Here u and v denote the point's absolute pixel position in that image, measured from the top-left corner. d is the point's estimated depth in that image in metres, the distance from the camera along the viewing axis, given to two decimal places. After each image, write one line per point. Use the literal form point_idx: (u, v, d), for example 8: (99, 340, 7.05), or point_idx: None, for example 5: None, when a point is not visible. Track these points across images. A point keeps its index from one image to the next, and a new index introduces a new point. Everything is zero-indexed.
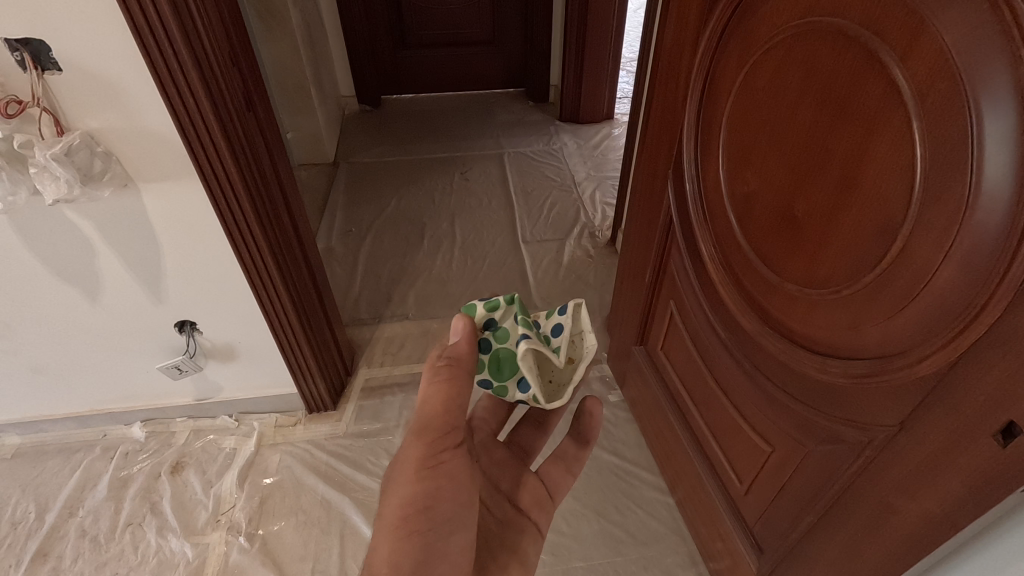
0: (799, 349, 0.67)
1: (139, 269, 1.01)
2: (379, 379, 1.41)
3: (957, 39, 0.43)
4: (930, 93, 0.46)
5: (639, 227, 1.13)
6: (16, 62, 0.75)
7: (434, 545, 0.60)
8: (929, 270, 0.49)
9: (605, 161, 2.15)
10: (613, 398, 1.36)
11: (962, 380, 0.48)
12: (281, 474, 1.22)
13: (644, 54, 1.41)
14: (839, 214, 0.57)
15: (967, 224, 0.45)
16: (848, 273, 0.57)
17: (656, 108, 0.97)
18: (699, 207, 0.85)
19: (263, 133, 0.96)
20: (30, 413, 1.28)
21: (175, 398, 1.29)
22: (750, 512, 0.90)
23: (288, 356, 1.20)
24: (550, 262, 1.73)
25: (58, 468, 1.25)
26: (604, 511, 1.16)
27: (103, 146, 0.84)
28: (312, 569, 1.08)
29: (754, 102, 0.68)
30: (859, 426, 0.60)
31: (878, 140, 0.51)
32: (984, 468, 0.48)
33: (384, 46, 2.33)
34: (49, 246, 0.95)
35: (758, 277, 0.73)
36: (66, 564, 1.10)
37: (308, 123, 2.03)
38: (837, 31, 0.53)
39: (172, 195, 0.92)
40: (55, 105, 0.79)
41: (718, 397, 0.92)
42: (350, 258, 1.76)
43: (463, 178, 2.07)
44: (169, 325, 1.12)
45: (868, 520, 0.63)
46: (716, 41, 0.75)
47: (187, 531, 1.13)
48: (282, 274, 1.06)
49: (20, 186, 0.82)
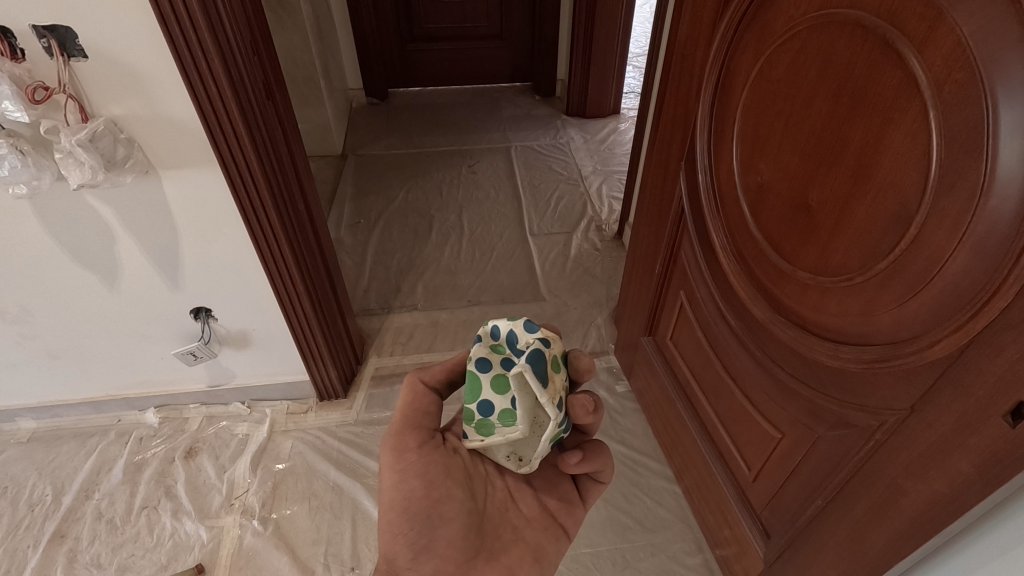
0: (811, 337, 0.68)
1: (156, 256, 1.02)
2: (388, 368, 1.43)
3: (975, 29, 0.44)
4: (947, 82, 0.47)
5: (648, 219, 1.14)
6: (44, 49, 0.76)
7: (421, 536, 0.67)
8: (943, 256, 0.50)
9: (612, 156, 2.16)
10: (620, 389, 1.38)
11: (973, 364, 0.50)
12: (293, 460, 1.24)
13: (654, 49, 1.42)
14: (854, 202, 0.59)
15: (981, 211, 0.46)
16: (863, 259, 0.59)
17: (669, 99, 0.98)
18: (712, 198, 0.86)
19: (281, 123, 0.98)
20: (45, 397, 1.30)
21: (188, 385, 1.31)
22: (758, 498, 0.91)
23: (300, 343, 1.21)
24: (558, 255, 1.74)
25: (74, 452, 1.27)
26: (612, 499, 1.17)
27: (126, 134, 0.86)
28: (324, 553, 1.10)
29: (768, 93, 0.69)
30: (869, 410, 0.62)
31: (893, 129, 0.52)
32: (994, 447, 0.49)
33: (392, 40, 2.34)
34: (70, 232, 0.97)
35: (771, 266, 0.74)
36: (84, 545, 1.11)
37: (317, 115, 2.04)
38: (854, 22, 0.55)
39: (192, 183, 0.93)
40: (80, 92, 0.81)
41: (727, 385, 0.93)
42: (359, 248, 1.78)
43: (470, 171, 2.09)
44: (185, 312, 1.13)
45: (877, 502, 0.64)
46: (731, 33, 0.76)
47: (201, 515, 1.15)
48: (298, 261, 1.08)
49: (45, 171, 0.84)
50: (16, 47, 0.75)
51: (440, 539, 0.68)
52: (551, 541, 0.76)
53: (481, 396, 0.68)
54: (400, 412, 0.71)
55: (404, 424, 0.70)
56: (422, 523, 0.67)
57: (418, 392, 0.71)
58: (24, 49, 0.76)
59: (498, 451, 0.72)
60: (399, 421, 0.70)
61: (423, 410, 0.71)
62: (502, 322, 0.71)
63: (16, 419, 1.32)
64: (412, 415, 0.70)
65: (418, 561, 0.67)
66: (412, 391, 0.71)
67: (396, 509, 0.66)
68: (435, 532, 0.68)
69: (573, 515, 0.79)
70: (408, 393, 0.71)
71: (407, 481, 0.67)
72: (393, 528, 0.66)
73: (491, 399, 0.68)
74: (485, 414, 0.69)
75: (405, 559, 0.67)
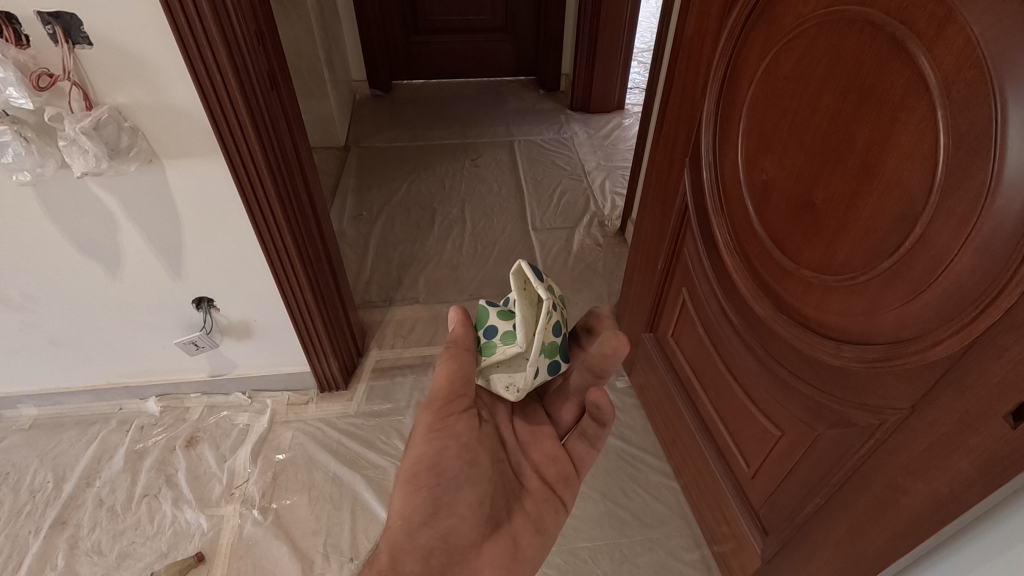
0: (813, 335, 0.68)
1: (158, 245, 1.02)
2: (389, 361, 1.43)
3: (986, 28, 0.44)
4: (956, 81, 0.47)
5: (651, 215, 1.14)
6: (48, 35, 0.76)
7: (441, 496, 0.65)
8: (948, 256, 0.50)
9: (615, 151, 2.15)
10: (620, 385, 1.38)
11: (974, 365, 0.50)
12: (294, 451, 1.24)
13: (660, 47, 1.42)
14: (859, 200, 0.59)
15: (987, 212, 0.46)
16: (867, 257, 0.59)
17: (674, 95, 0.98)
18: (716, 195, 0.86)
19: (286, 113, 0.98)
20: (47, 385, 1.30)
21: (190, 374, 1.31)
22: (757, 495, 0.92)
23: (302, 335, 1.22)
24: (560, 249, 1.74)
25: (75, 439, 1.28)
26: (611, 494, 1.18)
27: (130, 122, 0.86)
28: (324, 543, 1.10)
29: (776, 90, 0.69)
30: (870, 409, 0.62)
31: (900, 127, 0.52)
32: (995, 448, 0.49)
33: (396, 31, 2.33)
34: (74, 220, 0.97)
35: (774, 264, 0.74)
36: (84, 532, 1.12)
37: (321, 107, 2.03)
38: (865, 20, 0.54)
39: (196, 172, 0.93)
40: (84, 80, 0.81)
41: (728, 383, 0.93)
42: (361, 241, 1.77)
43: (473, 165, 2.08)
44: (187, 301, 1.13)
45: (876, 501, 0.64)
46: (738, 29, 0.75)
47: (201, 503, 1.16)
48: (300, 252, 1.07)
49: (49, 158, 0.84)
50: (21, 33, 0.75)
51: (461, 501, 0.67)
52: (553, 515, 0.78)
53: (487, 323, 0.74)
54: (441, 382, 0.69)
55: (447, 393, 0.69)
56: (450, 480, 0.67)
57: (463, 363, 0.70)
58: (28, 35, 0.75)
59: (499, 381, 0.75)
60: (443, 389, 0.69)
61: (465, 378, 0.70)
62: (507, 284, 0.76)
63: (18, 405, 1.33)
64: (457, 383, 0.69)
65: (436, 518, 0.64)
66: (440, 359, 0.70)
67: (426, 462, 0.65)
68: (457, 492, 0.67)
69: (577, 495, 0.81)
70: (444, 360, 0.70)
71: (441, 439, 0.67)
72: (416, 481, 0.64)
73: (496, 323, 0.74)
74: (490, 337, 0.73)
75: (422, 514, 0.63)
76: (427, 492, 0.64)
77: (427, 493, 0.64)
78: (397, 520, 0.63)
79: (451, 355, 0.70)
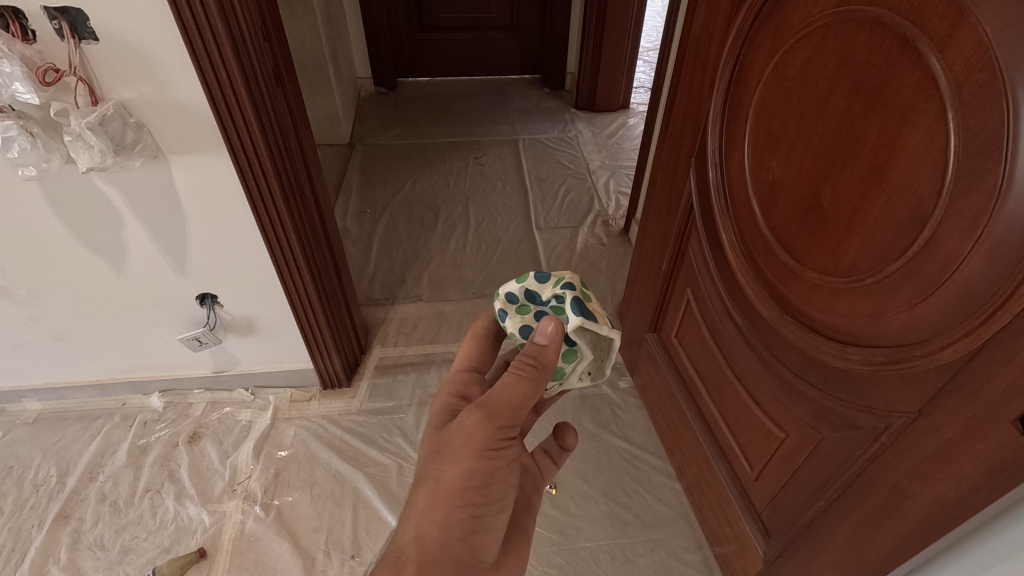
0: (818, 337, 0.68)
1: (163, 240, 1.03)
2: (392, 359, 1.43)
3: (999, 28, 0.43)
4: (968, 82, 0.46)
5: (656, 214, 1.13)
6: (54, 30, 0.76)
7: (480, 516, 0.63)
8: (957, 259, 0.49)
9: (620, 150, 2.15)
10: (623, 385, 1.38)
11: (982, 369, 0.49)
12: (296, 448, 1.25)
13: (666, 47, 1.41)
14: (866, 203, 0.58)
15: (997, 216, 0.45)
16: (874, 259, 0.58)
17: (680, 94, 0.98)
18: (722, 195, 0.86)
19: (291, 110, 0.98)
20: (51, 380, 1.30)
21: (193, 369, 1.31)
22: (759, 497, 0.91)
23: (305, 332, 1.22)
24: (563, 248, 1.74)
25: (78, 434, 1.28)
26: (613, 494, 1.18)
27: (135, 118, 0.86)
28: (325, 540, 1.10)
29: (784, 90, 0.68)
30: (875, 413, 0.62)
31: (909, 129, 0.52)
32: (1003, 454, 0.49)
33: (401, 28, 2.32)
34: (78, 215, 0.97)
35: (780, 265, 0.74)
36: (87, 526, 1.12)
37: (326, 104, 2.04)
38: (875, 20, 0.54)
39: (200, 169, 0.93)
40: (90, 75, 0.81)
41: (732, 384, 0.93)
42: (365, 238, 1.77)
43: (477, 163, 2.08)
44: (191, 297, 1.14)
45: (879, 504, 0.64)
46: (746, 28, 0.75)
47: (203, 499, 1.16)
48: (304, 249, 1.07)
49: (54, 153, 0.84)
50: (28, 28, 0.75)
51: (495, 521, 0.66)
52: None
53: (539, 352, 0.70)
54: (506, 395, 0.63)
55: (506, 410, 0.63)
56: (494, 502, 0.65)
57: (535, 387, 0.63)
58: (35, 30, 0.75)
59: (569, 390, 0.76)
60: (509, 406, 0.63)
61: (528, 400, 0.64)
62: (513, 286, 0.72)
63: (22, 400, 1.33)
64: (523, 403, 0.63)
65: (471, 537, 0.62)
66: (523, 376, 0.62)
67: (475, 478, 0.63)
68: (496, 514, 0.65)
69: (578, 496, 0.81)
70: (523, 377, 0.62)
71: (495, 460, 0.64)
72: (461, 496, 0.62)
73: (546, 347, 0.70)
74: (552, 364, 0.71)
75: (461, 528, 0.62)
76: (469, 510, 0.63)
77: (469, 511, 0.63)
78: (435, 528, 0.61)
79: (540, 376, 0.63)
